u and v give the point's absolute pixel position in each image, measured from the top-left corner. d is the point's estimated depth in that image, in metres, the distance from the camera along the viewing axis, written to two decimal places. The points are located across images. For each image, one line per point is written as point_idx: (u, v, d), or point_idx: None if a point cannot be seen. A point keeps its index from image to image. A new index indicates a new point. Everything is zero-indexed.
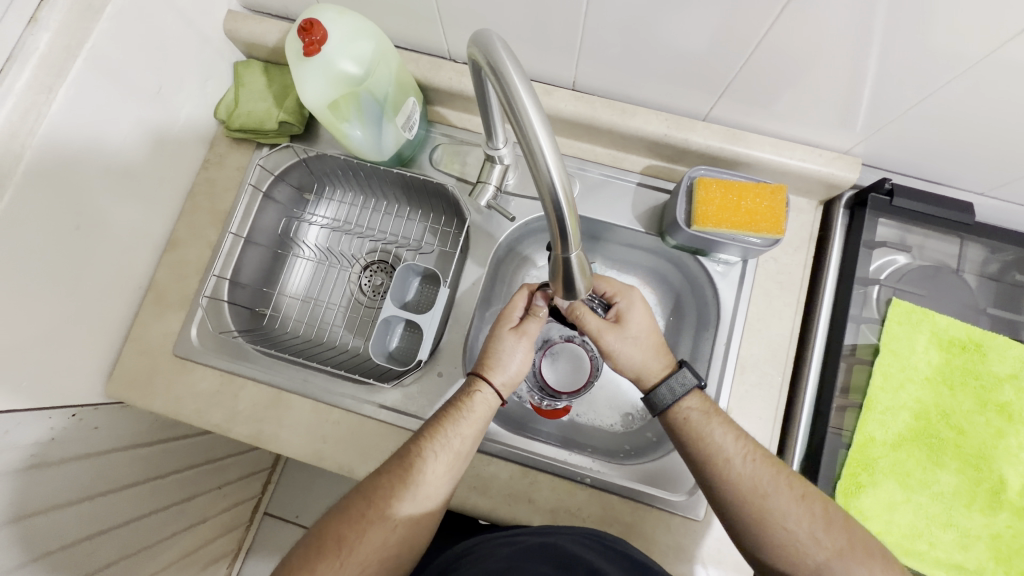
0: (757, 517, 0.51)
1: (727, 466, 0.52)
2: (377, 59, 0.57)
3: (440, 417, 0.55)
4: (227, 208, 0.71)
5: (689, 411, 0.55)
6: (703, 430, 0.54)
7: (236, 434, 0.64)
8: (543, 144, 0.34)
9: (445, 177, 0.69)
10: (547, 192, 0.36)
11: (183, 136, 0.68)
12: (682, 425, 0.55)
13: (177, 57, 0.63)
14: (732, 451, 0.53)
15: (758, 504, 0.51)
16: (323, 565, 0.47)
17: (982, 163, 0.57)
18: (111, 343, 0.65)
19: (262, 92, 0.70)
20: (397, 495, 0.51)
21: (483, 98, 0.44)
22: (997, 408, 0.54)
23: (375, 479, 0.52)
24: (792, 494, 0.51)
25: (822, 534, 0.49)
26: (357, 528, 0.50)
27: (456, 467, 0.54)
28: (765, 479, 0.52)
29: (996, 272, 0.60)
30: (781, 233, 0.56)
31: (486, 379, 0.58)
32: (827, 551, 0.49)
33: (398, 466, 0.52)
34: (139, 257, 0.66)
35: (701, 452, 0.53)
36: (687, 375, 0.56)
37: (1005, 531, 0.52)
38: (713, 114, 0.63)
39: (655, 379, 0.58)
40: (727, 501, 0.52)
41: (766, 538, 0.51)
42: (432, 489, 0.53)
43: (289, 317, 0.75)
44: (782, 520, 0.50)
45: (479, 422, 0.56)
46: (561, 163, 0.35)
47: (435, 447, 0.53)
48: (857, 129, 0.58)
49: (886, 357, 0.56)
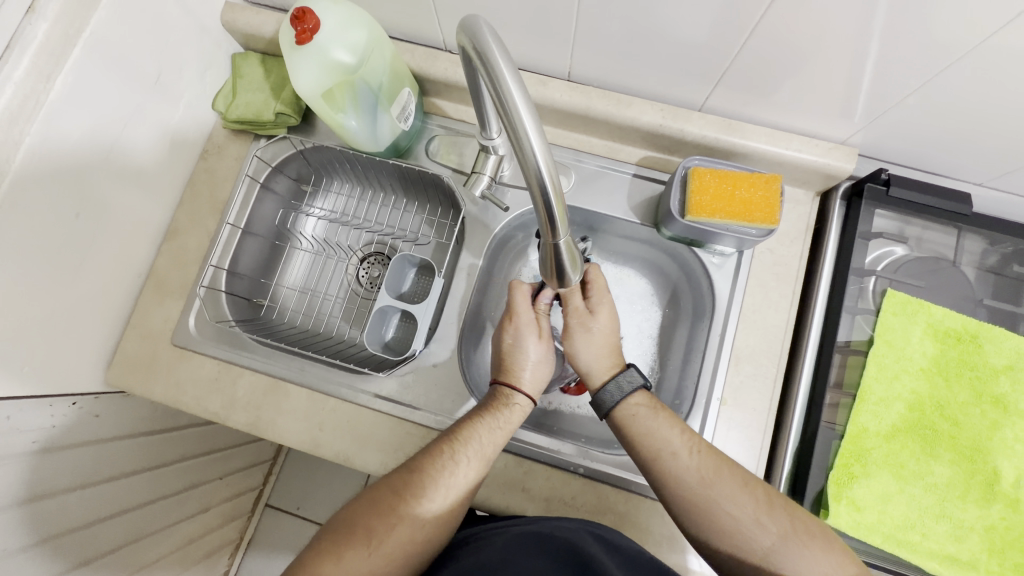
0: (698, 502, 0.52)
1: (672, 454, 0.53)
2: (371, 48, 0.57)
3: (475, 423, 0.56)
4: (225, 198, 0.72)
5: (637, 407, 0.56)
6: (652, 420, 0.55)
7: (234, 422, 0.65)
8: (529, 132, 0.34)
9: (441, 169, 0.69)
10: (534, 180, 0.36)
11: (180, 127, 0.68)
12: (628, 423, 0.56)
13: (175, 48, 0.64)
14: (676, 440, 0.54)
15: (702, 493, 0.52)
16: (351, 553, 0.47)
17: (980, 151, 0.56)
18: (111, 331, 0.65)
19: (259, 83, 0.71)
20: (426, 491, 0.52)
21: (474, 86, 0.44)
22: (992, 400, 0.54)
23: (408, 475, 0.53)
24: (735, 480, 0.52)
25: (768, 519, 0.50)
26: (386, 519, 0.50)
27: (484, 472, 0.55)
28: (709, 468, 0.52)
29: (996, 265, 0.60)
30: (775, 222, 0.56)
31: (516, 388, 0.60)
32: (773, 535, 0.49)
33: (428, 463, 0.53)
34: (137, 247, 0.66)
35: (649, 442, 0.54)
36: (635, 374, 0.58)
37: (999, 523, 0.51)
38: (710, 104, 0.63)
39: (607, 375, 0.59)
40: (670, 490, 0.53)
41: (708, 523, 0.51)
42: (459, 487, 0.53)
43: (286, 308, 0.75)
44: (727, 505, 0.51)
45: (510, 431, 0.57)
46: (548, 150, 0.35)
47: (469, 453, 0.54)
48: (854, 119, 0.58)
49: (880, 348, 0.56)
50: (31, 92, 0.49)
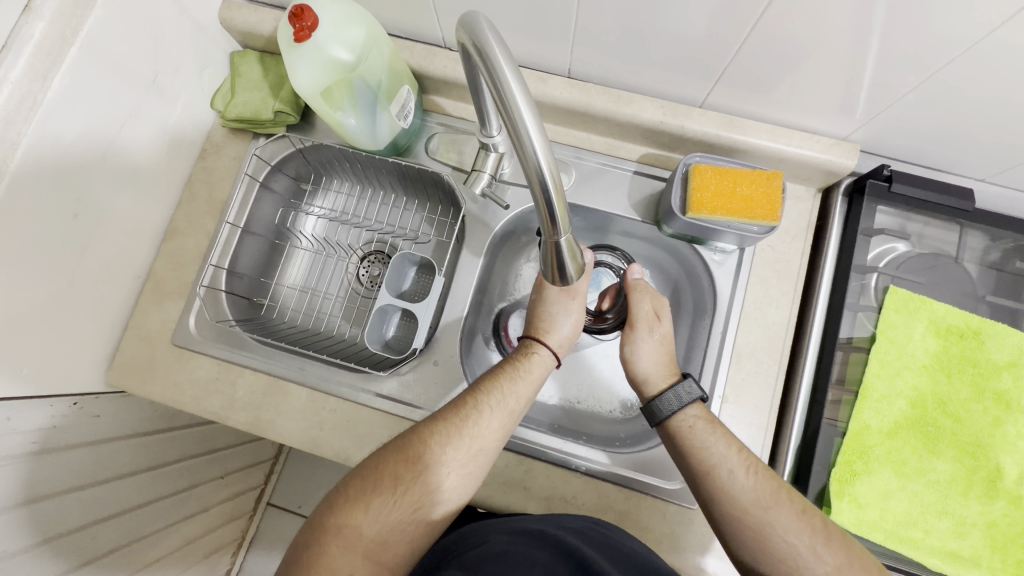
0: (749, 525, 0.49)
1: (726, 471, 0.51)
2: (369, 46, 0.56)
3: (499, 374, 0.57)
4: (224, 198, 0.71)
5: (694, 419, 0.54)
6: (703, 438, 0.53)
7: (235, 422, 0.65)
8: (530, 129, 0.34)
9: (441, 167, 0.69)
10: (534, 177, 0.35)
11: (178, 126, 0.68)
12: (682, 435, 0.54)
13: (172, 47, 0.63)
14: (729, 457, 0.52)
15: (752, 514, 0.49)
16: (378, 501, 0.47)
17: (981, 147, 0.56)
18: (111, 331, 0.65)
19: (257, 82, 0.70)
20: (454, 443, 0.51)
21: (474, 82, 0.44)
22: (994, 396, 0.53)
23: (432, 424, 0.52)
24: (792, 508, 0.49)
25: (823, 550, 0.47)
26: (413, 468, 0.50)
27: (509, 424, 0.55)
28: (765, 491, 0.50)
29: (997, 261, 0.60)
30: (777, 219, 0.55)
31: (542, 342, 0.61)
32: (829, 566, 0.46)
33: (454, 414, 0.53)
34: (136, 247, 0.66)
35: (701, 456, 0.52)
36: (693, 386, 0.56)
37: (1001, 519, 0.51)
38: (710, 100, 0.63)
39: (664, 386, 0.57)
40: (717, 507, 0.51)
41: (756, 545, 0.49)
42: (487, 444, 0.53)
43: (286, 307, 0.75)
44: (781, 533, 0.48)
45: (535, 383, 0.58)
46: (548, 148, 0.35)
47: (492, 403, 0.54)
48: (855, 115, 0.58)
49: (882, 345, 0.55)
50: (27, 93, 0.48)
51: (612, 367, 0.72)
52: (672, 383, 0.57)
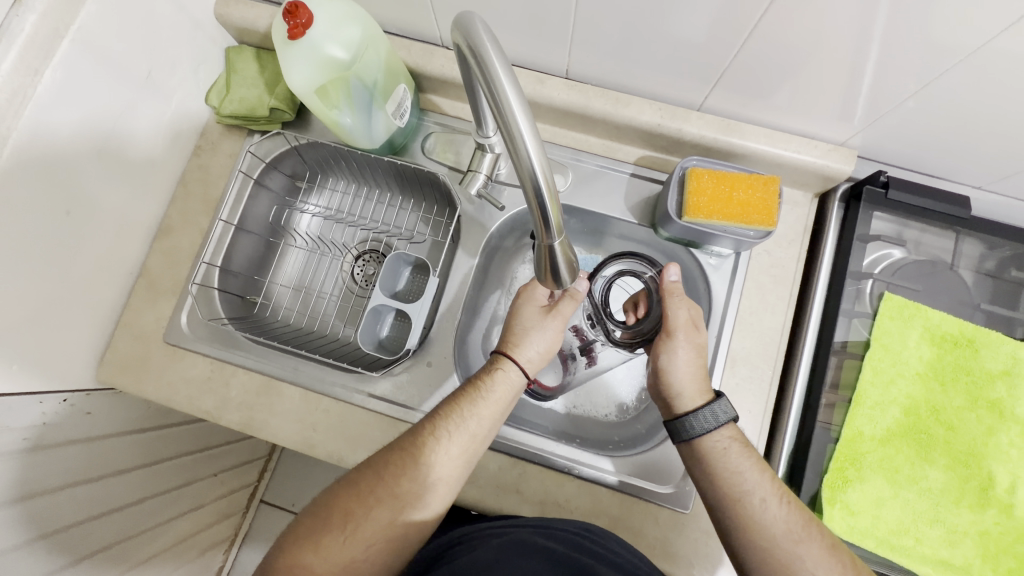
0: (777, 558, 0.47)
1: (758, 500, 0.49)
2: (365, 45, 0.56)
3: (458, 397, 0.56)
4: (219, 195, 0.71)
5: (727, 442, 0.52)
6: (733, 466, 0.50)
7: (227, 421, 0.65)
8: (523, 131, 0.33)
9: (437, 167, 0.69)
10: (528, 179, 0.35)
11: (174, 122, 0.67)
12: (711, 458, 0.51)
13: (167, 42, 0.63)
14: (762, 486, 0.49)
15: (782, 547, 0.47)
16: (329, 538, 0.48)
17: (977, 154, 0.56)
18: (103, 328, 0.65)
19: (253, 78, 0.70)
20: (409, 474, 0.51)
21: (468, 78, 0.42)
22: (988, 405, 0.53)
23: (387, 454, 0.53)
24: (823, 542, 0.48)
25: None
26: (365, 503, 0.50)
27: (470, 449, 0.54)
28: (797, 523, 0.48)
29: (993, 269, 0.59)
30: (773, 225, 0.55)
31: (511, 358, 0.59)
32: None
33: (411, 444, 0.53)
34: (129, 244, 0.65)
35: (735, 483, 0.50)
36: (729, 405, 0.53)
37: (993, 529, 0.51)
38: (709, 103, 0.62)
39: (698, 402, 0.54)
40: (745, 539, 0.49)
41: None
42: (445, 473, 0.53)
43: (280, 305, 0.75)
44: (810, 569, 0.47)
45: (500, 402, 0.57)
46: (542, 150, 0.34)
47: (450, 428, 0.54)
48: (853, 120, 0.57)
49: (876, 352, 0.55)
50: (19, 87, 0.48)
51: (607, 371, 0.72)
52: (708, 401, 0.54)
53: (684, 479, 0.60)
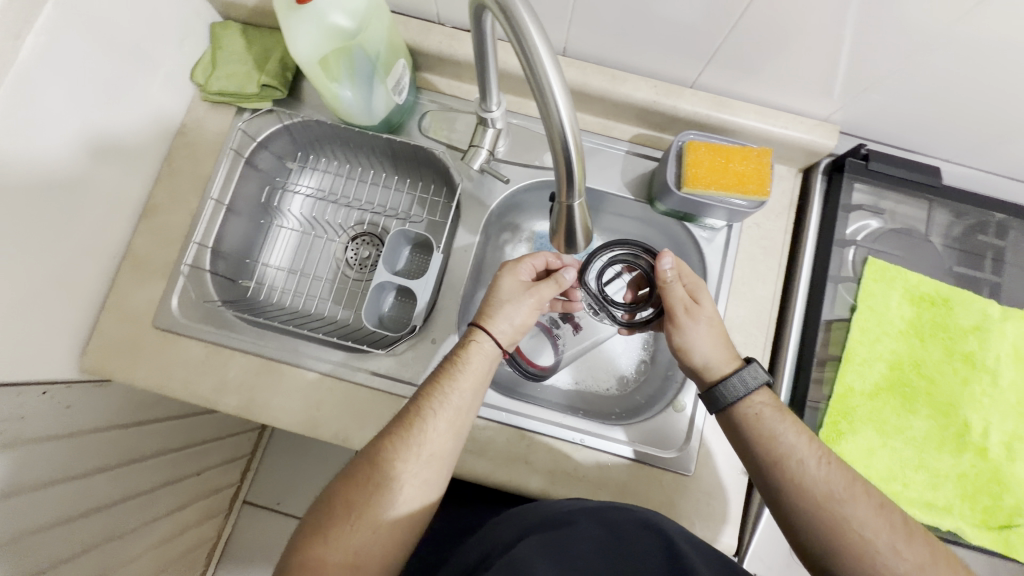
0: (825, 520, 0.48)
1: (785, 441, 0.51)
2: (370, 16, 0.55)
3: (439, 373, 0.54)
4: (207, 174, 0.68)
5: (762, 407, 0.53)
6: (773, 429, 0.51)
7: (224, 407, 0.62)
8: (552, 79, 0.35)
9: (433, 144, 0.68)
10: (555, 129, 0.37)
11: (158, 101, 0.64)
12: (751, 422, 0.53)
13: (153, 14, 0.60)
14: (804, 448, 0.51)
15: (828, 507, 0.48)
16: (335, 528, 0.47)
17: (946, 128, 0.60)
18: (86, 315, 0.61)
19: (241, 55, 0.68)
20: (402, 457, 0.50)
21: (478, 26, 0.42)
22: (963, 357, 0.57)
23: (378, 441, 0.51)
24: (870, 503, 0.48)
25: (903, 548, 0.46)
26: (364, 491, 0.49)
27: (458, 422, 0.53)
28: (841, 483, 0.49)
29: (959, 235, 0.64)
30: (766, 194, 0.57)
31: (485, 330, 0.56)
32: (908, 564, 0.45)
33: (400, 425, 0.51)
34: (113, 226, 0.62)
35: (766, 429, 0.52)
36: (759, 370, 0.54)
37: (970, 471, 0.55)
38: (701, 81, 0.65)
39: (724, 371, 0.55)
40: (793, 501, 0.50)
41: (831, 541, 0.47)
42: (437, 454, 0.51)
43: (273, 289, 0.73)
44: (859, 528, 0.47)
45: (480, 372, 0.55)
46: (569, 98, 0.36)
47: (434, 404, 0.52)
48: (837, 98, 0.61)
49: (863, 313, 0.59)
50: None
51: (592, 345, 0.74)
52: (735, 368, 0.55)
53: (686, 443, 0.62)
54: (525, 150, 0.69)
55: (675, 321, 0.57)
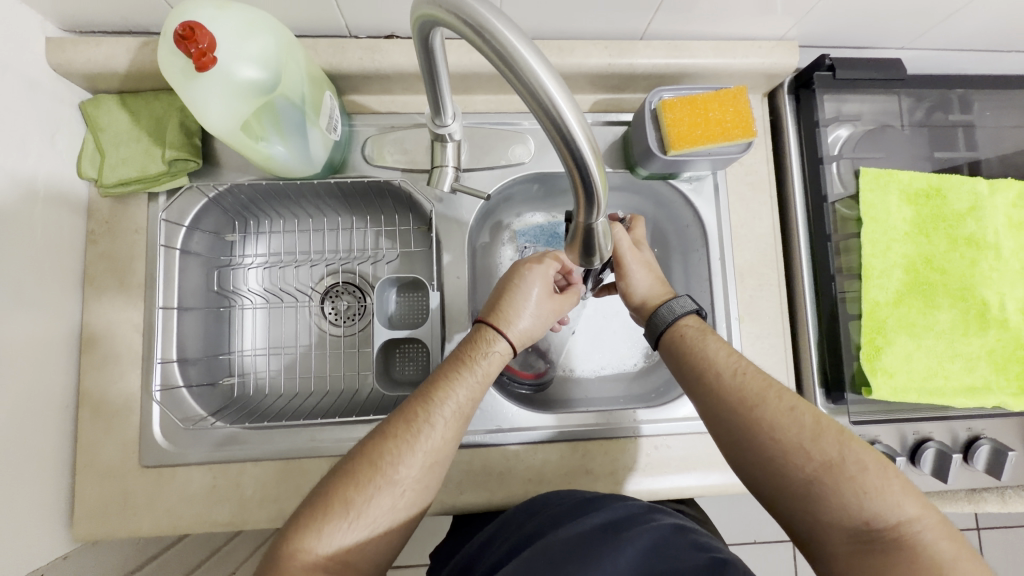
0: (742, 422, 0.47)
1: (714, 374, 0.50)
2: (283, 56, 0.47)
3: (445, 376, 0.50)
4: (142, 278, 0.59)
5: (686, 329, 0.53)
6: (696, 345, 0.52)
7: (254, 524, 0.56)
8: (549, 86, 0.29)
9: (386, 173, 0.61)
10: (562, 142, 0.31)
11: (52, 212, 0.53)
12: (676, 347, 0.53)
13: (8, 114, 0.49)
14: (728, 360, 0.50)
15: (744, 412, 0.47)
16: (331, 525, 0.42)
17: (897, 19, 0.59)
18: (57, 477, 0.53)
19: (131, 132, 0.57)
20: (406, 460, 0.45)
21: (428, 52, 0.37)
22: (966, 240, 0.58)
23: (380, 437, 0.46)
24: (779, 403, 0.47)
25: (812, 447, 0.44)
26: (365, 491, 0.44)
27: (462, 428, 0.49)
28: (757, 386, 0.48)
29: (925, 118, 0.64)
30: (753, 134, 0.54)
31: (501, 334, 0.52)
32: (816, 464, 0.44)
33: (405, 428, 0.47)
34: (52, 369, 0.53)
35: (692, 365, 0.51)
36: (688, 300, 0.55)
37: (997, 345, 0.57)
38: (651, 30, 0.60)
39: (658, 302, 0.56)
40: (710, 407, 0.49)
41: (746, 439, 0.47)
42: (442, 453, 0.47)
43: (259, 377, 0.65)
44: (771, 428, 0.46)
45: (485, 379, 0.50)
46: (572, 102, 0.30)
47: (440, 407, 0.48)
48: (791, 15, 0.58)
49: (870, 226, 0.58)
50: None
51: (581, 330, 0.72)
52: (665, 300, 0.56)
53: None
54: (486, 152, 0.63)
55: (618, 262, 0.57)
